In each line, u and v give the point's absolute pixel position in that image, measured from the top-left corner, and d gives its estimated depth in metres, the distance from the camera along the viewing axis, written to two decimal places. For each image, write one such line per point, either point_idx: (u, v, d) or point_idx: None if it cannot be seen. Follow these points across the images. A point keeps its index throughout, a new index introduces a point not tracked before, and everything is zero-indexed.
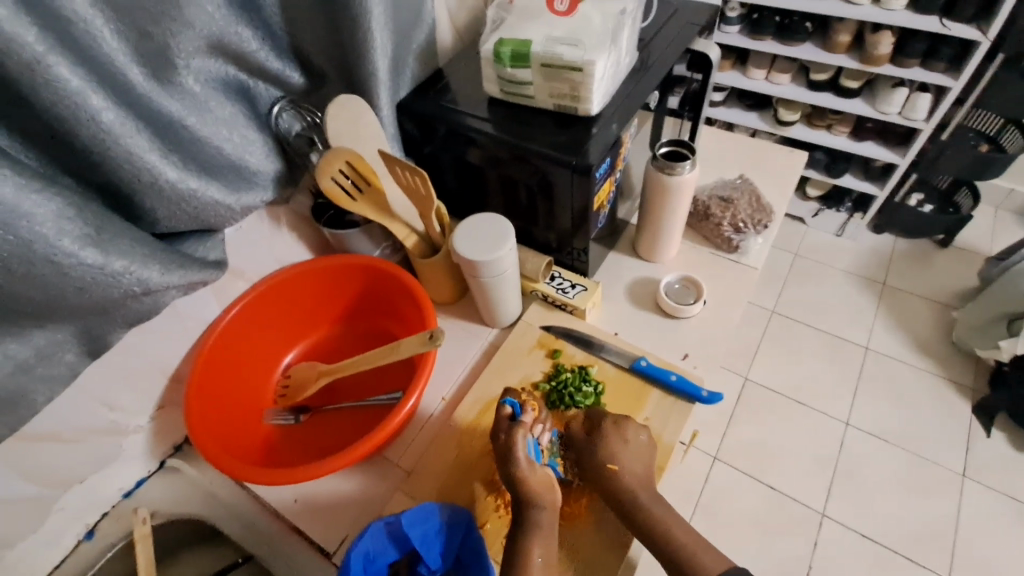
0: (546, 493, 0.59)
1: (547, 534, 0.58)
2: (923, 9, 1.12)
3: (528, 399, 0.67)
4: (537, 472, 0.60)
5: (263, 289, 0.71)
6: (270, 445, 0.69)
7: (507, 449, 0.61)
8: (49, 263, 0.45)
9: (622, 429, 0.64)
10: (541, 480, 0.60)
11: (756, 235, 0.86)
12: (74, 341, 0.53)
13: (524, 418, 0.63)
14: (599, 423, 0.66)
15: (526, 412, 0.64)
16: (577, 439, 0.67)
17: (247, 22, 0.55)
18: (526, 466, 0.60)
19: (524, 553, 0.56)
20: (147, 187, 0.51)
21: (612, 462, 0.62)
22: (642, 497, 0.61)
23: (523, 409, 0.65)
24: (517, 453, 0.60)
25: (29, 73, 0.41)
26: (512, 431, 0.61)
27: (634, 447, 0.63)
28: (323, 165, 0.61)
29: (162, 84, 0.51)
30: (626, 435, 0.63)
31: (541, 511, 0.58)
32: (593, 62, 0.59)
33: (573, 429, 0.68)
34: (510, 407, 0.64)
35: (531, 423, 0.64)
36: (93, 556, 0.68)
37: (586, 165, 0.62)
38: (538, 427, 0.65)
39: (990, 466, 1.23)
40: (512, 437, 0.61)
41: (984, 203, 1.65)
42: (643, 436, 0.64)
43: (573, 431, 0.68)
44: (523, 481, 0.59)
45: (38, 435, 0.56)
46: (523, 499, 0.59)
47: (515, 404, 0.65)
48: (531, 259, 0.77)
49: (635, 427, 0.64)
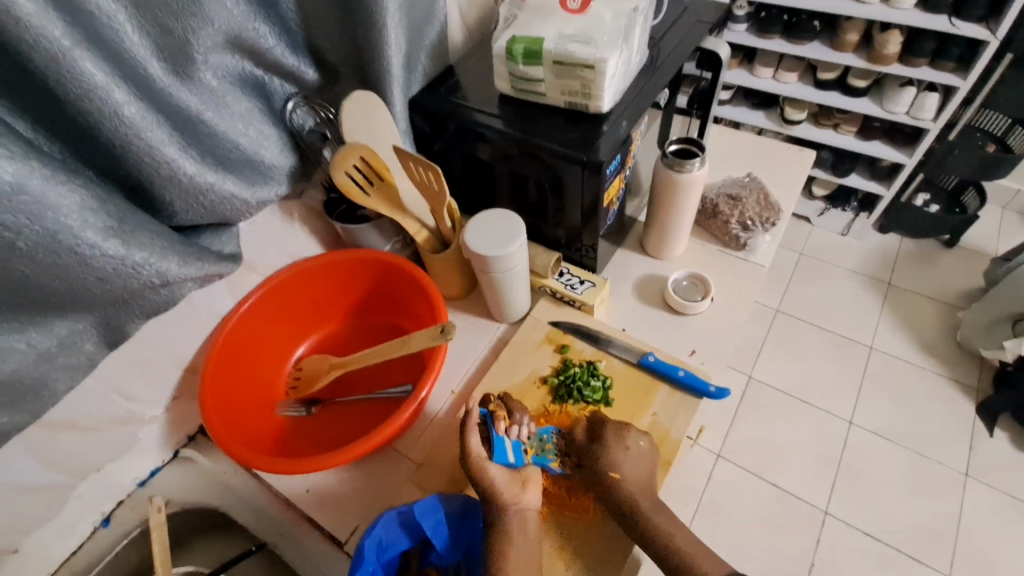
0: (506, 492, 0.59)
1: (521, 534, 0.58)
2: (931, 8, 1.11)
3: (499, 406, 0.66)
4: (501, 473, 0.60)
5: (277, 282, 0.72)
6: (282, 437, 0.70)
7: (463, 451, 0.61)
8: (73, 254, 0.46)
9: (622, 436, 0.64)
10: (506, 481, 0.60)
11: (764, 233, 0.86)
12: (94, 331, 0.54)
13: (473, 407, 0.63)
14: (599, 429, 0.66)
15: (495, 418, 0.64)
16: (577, 445, 0.67)
17: (265, 18, 0.56)
18: (484, 465, 0.60)
19: (499, 556, 0.56)
20: (165, 181, 0.52)
21: (613, 470, 0.62)
22: (643, 502, 0.61)
23: (495, 419, 0.64)
24: (469, 449, 0.60)
25: (56, 68, 0.42)
26: (463, 425, 0.62)
27: (634, 455, 0.63)
28: (338, 161, 0.62)
29: (181, 79, 0.51)
30: (626, 442, 0.63)
31: (506, 511, 0.59)
32: (605, 59, 0.60)
33: (575, 434, 0.67)
34: (482, 416, 0.65)
35: (501, 427, 0.64)
36: (110, 542, 0.69)
37: (597, 162, 0.63)
38: (513, 428, 0.64)
39: (993, 465, 1.24)
40: (463, 434, 0.61)
41: (990, 203, 1.65)
42: (642, 443, 0.64)
43: (575, 435, 0.67)
44: (480, 478, 0.60)
45: (57, 424, 0.57)
46: (488, 499, 0.59)
47: (486, 413, 0.65)
48: (540, 255, 0.78)
49: (635, 434, 0.65)
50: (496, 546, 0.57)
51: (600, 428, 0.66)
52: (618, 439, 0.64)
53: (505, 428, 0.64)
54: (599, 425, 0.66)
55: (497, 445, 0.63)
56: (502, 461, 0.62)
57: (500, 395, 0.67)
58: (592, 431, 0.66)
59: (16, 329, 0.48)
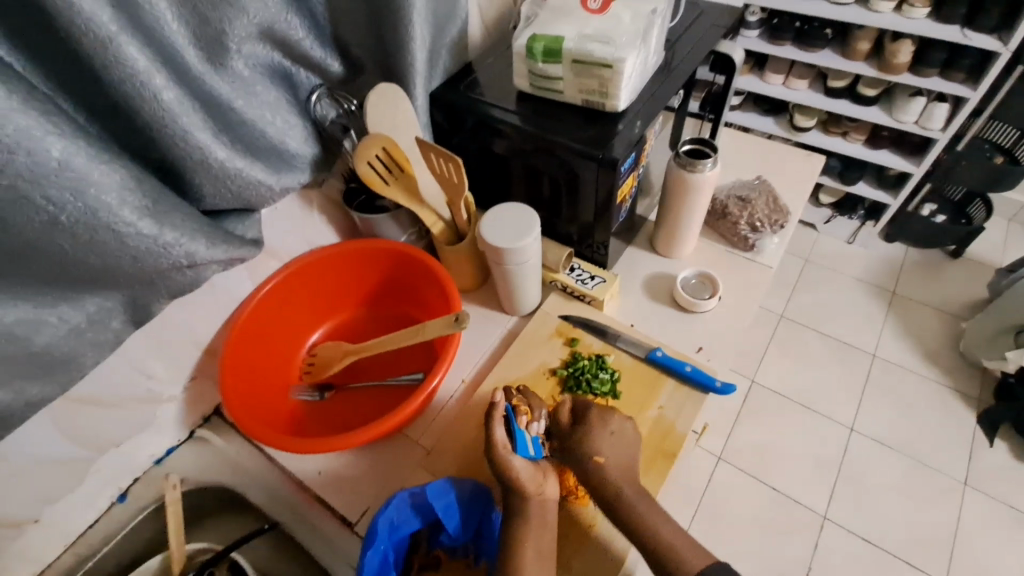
0: (531, 484, 0.61)
1: (540, 524, 0.60)
2: (944, 19, 1.13)
3: (522, 402, 0.68)
4: (525, 465, 0.62)
5: (294, 269, 0.73)
6: (296, 419, 0.72)
7: (489, 441, 0.61)
8: (110, 231, 0.48)
9: (606, 421, 0.66)
10: (529, 473, 0.61)
11: (772, 235, 0.88)
12: (121, 309, 0.55)
13: (499, 399, 0.64)
14: (584, 414, 0.68)
15: (519, 414, 0.66)
16: (561, 427, 0.69)
17: (296, 11, 0.58)
18: (509, 457, 0.61)
19: (516, 539, 0.58)
20: (197, 165, 0.54)
21: (595, 454, 0.63)
22: (626, 488, 0.63)
23: (517, 414, 0.66)
24: (495, 440, 0.61)
25: (102, 51, 0.43)
26: (489, 417, 0.62)
27: (617, 439, 0.65)
28: (361, 150, 0.64)
29: (215, 67, 0.53)
30: (609, 427, 0.65)
31: (527, 502, 0.60)
32: (624, 59, 0.61)
33: (560, 418, 0.69)
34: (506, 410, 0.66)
35: (524, 422, 0.66)
36: (127, 516, 0.72)
37: (612, 159, 0.64)
38: (533, 424, 0.67)
39: (992, 475, 1.24)
40: (490, 425, 0.62)
41: (995, 215, 1.66)
42: (626, 427, 0.66)
43: (560, 420, 0.69)
44: (505, 468, 0.60)
45: (83, 398, 0.59)
46: (510, 489, 0.60)
47: (509, 407, 0.66)
48: (552, 250, 0.79)
49: (619, 419, 0.67)
50: (514, 533, 0.59)
51: (584, 412, 0.68)
52: (602, 424, 0.65)
53: (525, 423, 0.67)
54: (585, 412, 0.68)
55: (520, 438, 0.65)
56: (524, 454, 0.65)
57: (521, 391, 0.69)
58: (577, 415, 0.69)
59: (48, 303, 0.50)
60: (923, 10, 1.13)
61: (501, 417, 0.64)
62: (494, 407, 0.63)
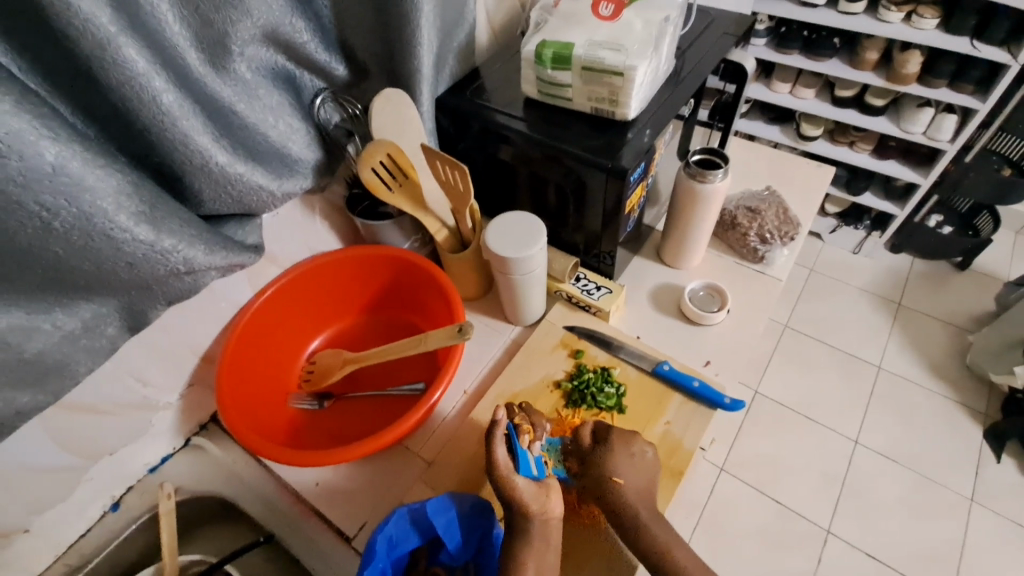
0: (534, 503, 0.58)
1: (544, 544, 0.58)
2: (954, 30, 1.11)
3: (523, 420, 0.64)
4: (527, 485, 0.59)
5: (296, 275, 0.72)
6: (294, 429, 0.70)
7: (490, 462, 0.59)
8: (105, 237, 0.47)
9: (629, 442, 0.63)
10: (534, 492, 0.59)
11: (782, 247, 0.86)
12: (116, 315, 0.54)
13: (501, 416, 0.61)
14: (605, 435, 0.65)
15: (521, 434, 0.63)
16: (582, 448, 0.66)
17: (301, 13, 0.57)
18: (511, 477, 0.59)
19: (518, 562, 0.56)
20: (196, 169, 0.53)
21: (614, 475, 0.61)
22: (641, 510, 0.61)
23: (518, 432, 0.63)
24: (497, 460, 0.59)
25: (99, 52, 0.42)
26: (489, 436, 0.60)
27: (638, 462, 0.63)
28: (364, 158, 0.63)
29: (216, 69, 0.52)
30: (632, 449, 0.63)
31: (531, 520, 0.58)
32: (634, 67, 0.60)
33: (582, 437, 0.67)
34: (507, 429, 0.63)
35: (526, 441, 0.63)
36: (118, 527, 0.70)
37: (621, 169, 0.63)
38: (536, 444, 0.64)
39: (999, 492, 1.22)
40: (490, 445, 0.60)
41: (1004, 228, 1.64)
42: (648, 452, 0.63)
43: (581, 439, 0.67)
44: (507, 489, 0.58)
45: (76, 406, 0.58)
46: (511, 506, 0.58)
47: (509, 426, 0.63)
48: (558, 259, 0.78)
49: (642, 441, 0.64)
50: (516, 555, 0.57)
51: (605, 432, 0.66)
52: (624, 445, 0.63)
53: (528, 443, 0.63)
54: (605, 432, 0.66)
55: (523, 458, 0.61)
56: (527, 474, 0.61)
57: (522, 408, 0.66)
58: (598, 437, 0.66)
59: (42, 309, 0.48)
60: (932, 20, 1.11)
61: (501, 436, 0.61)
62: (494, 426, 0.60)
